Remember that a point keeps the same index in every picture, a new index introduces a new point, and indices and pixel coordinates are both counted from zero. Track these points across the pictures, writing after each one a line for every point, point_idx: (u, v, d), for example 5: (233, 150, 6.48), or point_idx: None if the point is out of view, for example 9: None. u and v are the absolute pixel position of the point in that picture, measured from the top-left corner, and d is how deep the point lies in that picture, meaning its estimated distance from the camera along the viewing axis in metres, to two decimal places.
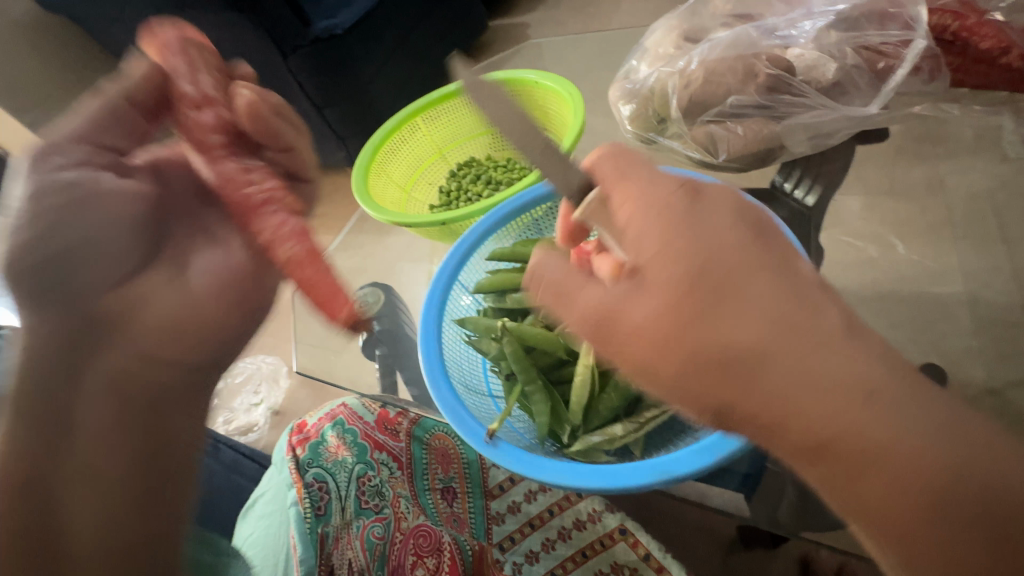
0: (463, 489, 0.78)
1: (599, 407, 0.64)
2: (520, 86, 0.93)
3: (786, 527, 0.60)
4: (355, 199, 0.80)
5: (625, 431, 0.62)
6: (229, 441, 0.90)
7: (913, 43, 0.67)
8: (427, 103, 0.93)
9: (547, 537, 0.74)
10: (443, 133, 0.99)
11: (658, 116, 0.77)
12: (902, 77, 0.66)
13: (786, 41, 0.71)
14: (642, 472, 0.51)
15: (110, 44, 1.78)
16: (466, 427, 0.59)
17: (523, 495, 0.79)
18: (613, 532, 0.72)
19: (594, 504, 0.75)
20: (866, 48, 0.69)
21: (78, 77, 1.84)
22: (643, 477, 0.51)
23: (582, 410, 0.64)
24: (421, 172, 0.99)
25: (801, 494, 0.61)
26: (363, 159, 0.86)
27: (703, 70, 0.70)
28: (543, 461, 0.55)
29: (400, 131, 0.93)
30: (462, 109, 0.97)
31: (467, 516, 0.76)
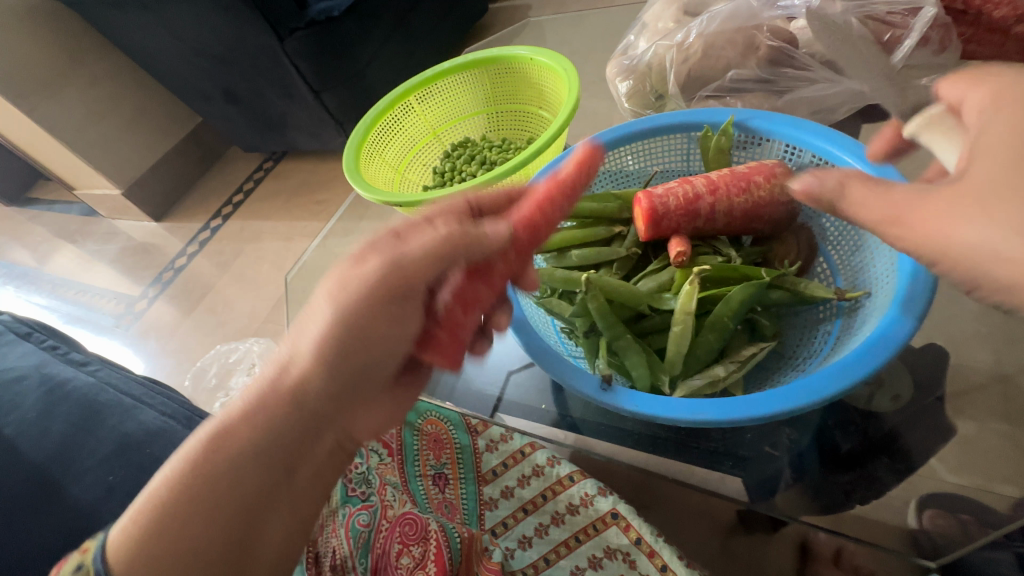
0: (455, 475, 0.78)
1: (698, 351, 0.59)
2: (514, 63, 0.91)
3: (783, 510, 0.56)
4: (346, 179, 0.79)
5: (728, 372, 0.56)
6: None
7: (923, 9, 0.63)
8: (421, 81, 0.91)
9: (539, 522, 0.73)
10: (437, 113, 0.97)
11: (656, 92, 0.76)
12: (910, 49, 0.63)
13: (788, 11, 0.68)
14: (725, 407, 0.47)
15: (109, 29, 1.76)
16: (578, 378, 0.53)
17: (515, 480, 0.77)
18: (604, 517, 0.71)
19: (586, 488, 0.74)
20: (871, 18, 0.66)
21: (77, 63, 1.83)
22: (725, 412, 0.46)
23: (681, 359, 0.58)
24: (415, 152, 0.97)
25: (798, 480, 0.58)
26: (355, 139, 0.85)
27: (703, 43, 0.68)
28: (664, 397, 0.49)
29: (392, 112, 0.91)
30: (456, 88, 0.96)
31: (460, 502, 0.76)
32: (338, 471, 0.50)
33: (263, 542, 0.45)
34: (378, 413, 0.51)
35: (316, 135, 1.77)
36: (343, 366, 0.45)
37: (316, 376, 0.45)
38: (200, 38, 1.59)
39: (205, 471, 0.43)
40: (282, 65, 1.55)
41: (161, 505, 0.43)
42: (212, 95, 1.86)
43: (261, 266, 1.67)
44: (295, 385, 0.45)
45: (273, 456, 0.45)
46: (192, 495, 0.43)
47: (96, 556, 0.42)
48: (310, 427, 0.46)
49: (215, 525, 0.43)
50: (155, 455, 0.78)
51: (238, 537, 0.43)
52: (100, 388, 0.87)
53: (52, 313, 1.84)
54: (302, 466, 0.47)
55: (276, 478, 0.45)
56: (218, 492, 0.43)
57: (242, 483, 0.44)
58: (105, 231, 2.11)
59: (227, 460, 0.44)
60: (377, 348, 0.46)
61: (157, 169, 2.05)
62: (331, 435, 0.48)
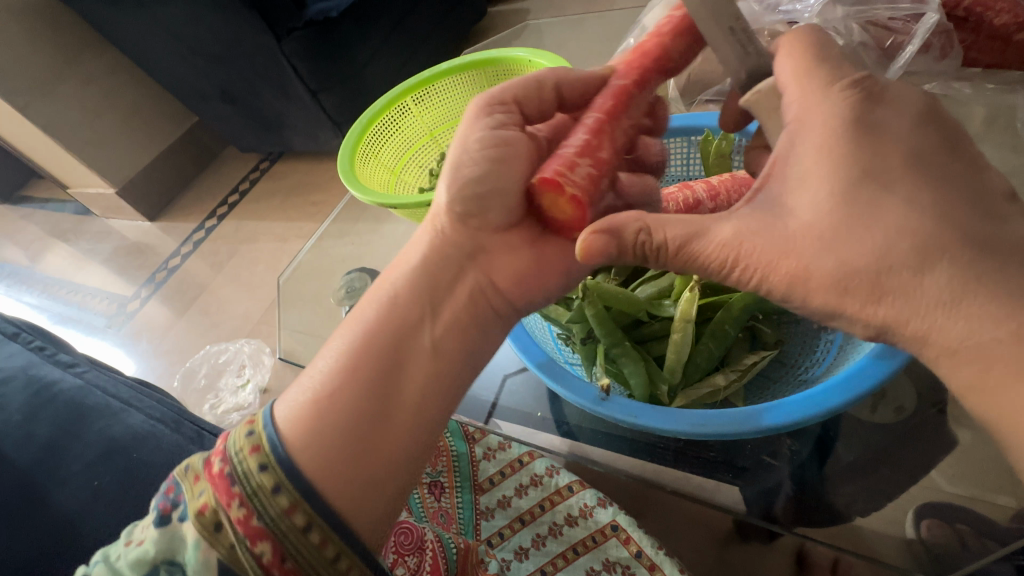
0: (451, 484, 0.75)
1: (696, 359, 0.58)
2: (512, 65, 0.91)
3: (780, 522, 0.56)
4: (341, 180, 0.78)
5: (728, 382, 0.55)
6: (216, 430, 0.81)
7: (925, 16, 0.63)
8: (418, 82, 0.90)
9: (536, 534, 0.72)
10: (434, 114, 0.96)
11: None
12: (912, 53, 0.63)
13: (788, 16, 0.67)
14: (712, 415, 0.46)
15: (105, 27, 1.75)
16: (574, 389, 0.52)
17: (513, 489, 0.76)
18: (604, 528, 0.70)
19: (585, 500, 0.73)
20: (873, 24, 0.65)
21: (73, 61, 1.81)
22: (714, 418, 0.46)
23: (681, 366, 0.57)
24: (411, 154, 0.96)
25: (798, 492, 0.57)
26: (350, 140, 0.84)
27: None
28: (667, 408, 0.48)
29: (389, 112, 0.90)
30: (454, 90, 0.95)
31: (456, 512, 0.73)
32: (478, 327, 0.53)
33: (406, 390, 0.48)
34: (513, 259, 0.53)
35: (313, 136, 1.76)
36: (475, 185, 0.49)
37: (452, 210, 0.52)
38: (197, 37, 1.58)
39: (356, 337, 0.50)
40: (280, 66, 1.54)
41: (321, 382, 0.47)
42: (209, 95, 1.85)
43: (256, 267, 1.66)
44: (432, 236, 0.54)
45: (399, 312, 0.50)
46: (348, 360, 0.48)
47: (268, 426, 0.44)
48: (442, 276, 0.52)
49: (370, 375, 0.47)
50: (141, 459, 0.76)
51: (383, 384, 0.47)
52: (88, 391, 0.86)
53: (42, 313, 1.82)
54: (427, 319, 0.51)
55: (413, 326, 0.50)
56: (365, 351, 0.48)
57: (371, 338, 0.49)
58: (98, 230, 2.09)
59: (361, 322, 0.51)
60: (508, 165, 0.49)
61: (152, 168, 2.03)
62: (468, 278, 0.53)
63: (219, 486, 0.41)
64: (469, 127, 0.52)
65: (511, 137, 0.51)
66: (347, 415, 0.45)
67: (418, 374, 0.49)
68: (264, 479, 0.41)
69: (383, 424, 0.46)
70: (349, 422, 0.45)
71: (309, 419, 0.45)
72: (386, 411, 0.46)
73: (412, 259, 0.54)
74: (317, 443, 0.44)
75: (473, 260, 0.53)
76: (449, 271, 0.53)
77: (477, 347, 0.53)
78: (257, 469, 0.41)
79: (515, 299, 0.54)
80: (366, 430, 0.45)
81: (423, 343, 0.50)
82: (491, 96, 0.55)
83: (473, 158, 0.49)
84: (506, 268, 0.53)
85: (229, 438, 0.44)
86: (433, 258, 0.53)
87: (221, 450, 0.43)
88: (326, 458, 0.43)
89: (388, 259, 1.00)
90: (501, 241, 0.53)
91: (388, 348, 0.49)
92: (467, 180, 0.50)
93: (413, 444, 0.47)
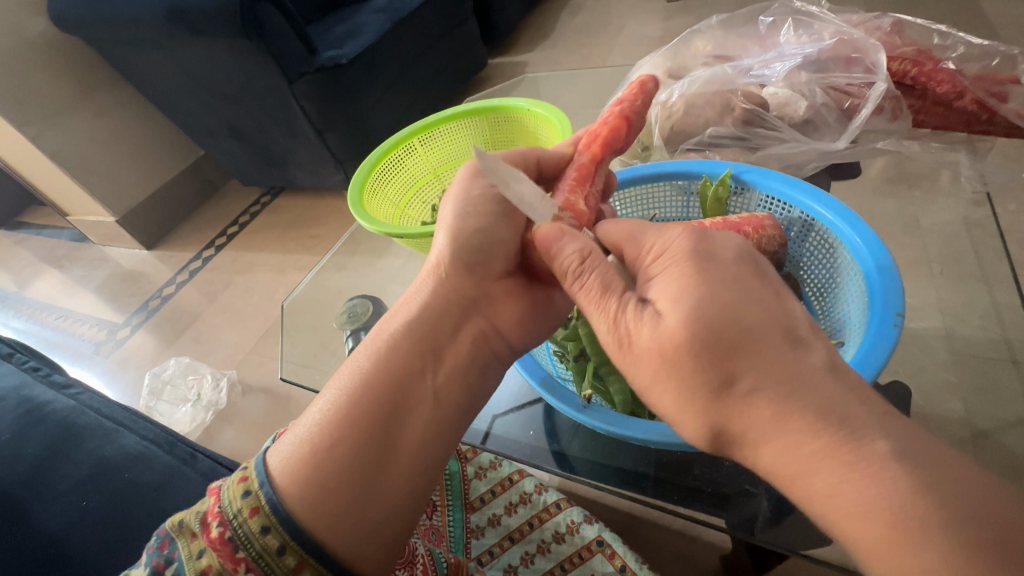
0: (443, 503, 0.72)
1: None
2: (512, 112, 0.98)
3: (762, 536, 0.57)
4: (350, 211, 0.83)
5: None
6: (209, 451, 0.81)
7: (875, 84, 0.70)
8: (424, 125, 0.97)
9: (525, 551, 0.73)
10: (439, 154, 1.03)
11: (643, 144, 0.85)
12: (867, 115, 0.68)
13: (760, 79, 0.76)
14: None
15: (123, 65, 1.84)
16: (559, 395, 0.56)
17: (503, 507, 0.78)
18: (590, 544, 0.72)
19: (572, 516, 0.75)
20: (833, 88, 0.73)
21: (87, 94, 1.88)
22: None
23: None
24: (414, 190, 1.02)
25: (774, 511, 0.59)
26: (359, 175, 0.89)
27: (683, 103, 0.76)
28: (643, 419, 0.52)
29: (396, 152, 0.96)
30: (457, 133, 1.01)
31: (446, 530, 0.71)
32: (478, 370, 0.55)
33: (405, 442, 0.49)
34: (513, 305, 0.57)
35: (316, 172, 1.83)
36: (475, 235, 0.56)
37: (455, 258, 0.56)
38: (211, 76, 1.67)
39: (354, 389, 0.50)
40: (288, 106, 1.62)
41: (322, 429, 0.48)
42: (217, 131, 1.93)
43: (251, 297, 1.68)
44: (435, 284, 0.56)
45: (399, 362, 0.52)
46: (345, 414, 0.48)
47: (265, 484, 0.46)
48: (444, 323, 0.55)
49: (369, 427, 0.48)
50: (132, 480, 0.76)
51: (385, 435, 0.48)
52: (81, 411, 0.86)
53: (28, 338, 1.81)
54: (427, 368, 0.52)
55: (413, 378, 0.51)
56: (364, 404, 0.49)
57: (372, 387, 0.50)
58: (94, 257, 2.11)
59: (361, 370, 0.51)
60: (507, 222, 0.57)
61: (155, 199, 2.08)
62: (470, 324, 0.56)
63: (223, 551, 0.43)
64: (468, 182, 0.58)
65: (508, 199, 0.57)
66: (347, 469, 0.46)
67: (418, 423, 0.50)
68: (270, 538, 0.43)
69: (381, 475, 0.47)
70: (349, 477, 0.46)
71: (305, 471, 0.46)
72: (390, 457, 0.48)
73: (410, 310, 0.55)
74: (315, 497, 0.45)
75: (473, 307, 0.56)
76: (446, 321, 0.55)
77: (476, 390, 0.55)
78: (260, 531, 0.43)
79: (513, 341, 0.58)
80: (366, 483, 0.46)
81: (423, 394, 0.51)
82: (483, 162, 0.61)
83: (474, 214, 0.56)
84: (503, 317, 0.57)
85: (224, 499, 0.46)
86: (430, 311, 0.55)
87: (218, 510, 0.45)
88: (327, 512, 0.45)
89: (385, 290, 1.04)
90: (501, 288, 0.57)
91: (389, 398, 0.50)
92: (466, 234, 0.56)
93: (412, 495, 0.48)
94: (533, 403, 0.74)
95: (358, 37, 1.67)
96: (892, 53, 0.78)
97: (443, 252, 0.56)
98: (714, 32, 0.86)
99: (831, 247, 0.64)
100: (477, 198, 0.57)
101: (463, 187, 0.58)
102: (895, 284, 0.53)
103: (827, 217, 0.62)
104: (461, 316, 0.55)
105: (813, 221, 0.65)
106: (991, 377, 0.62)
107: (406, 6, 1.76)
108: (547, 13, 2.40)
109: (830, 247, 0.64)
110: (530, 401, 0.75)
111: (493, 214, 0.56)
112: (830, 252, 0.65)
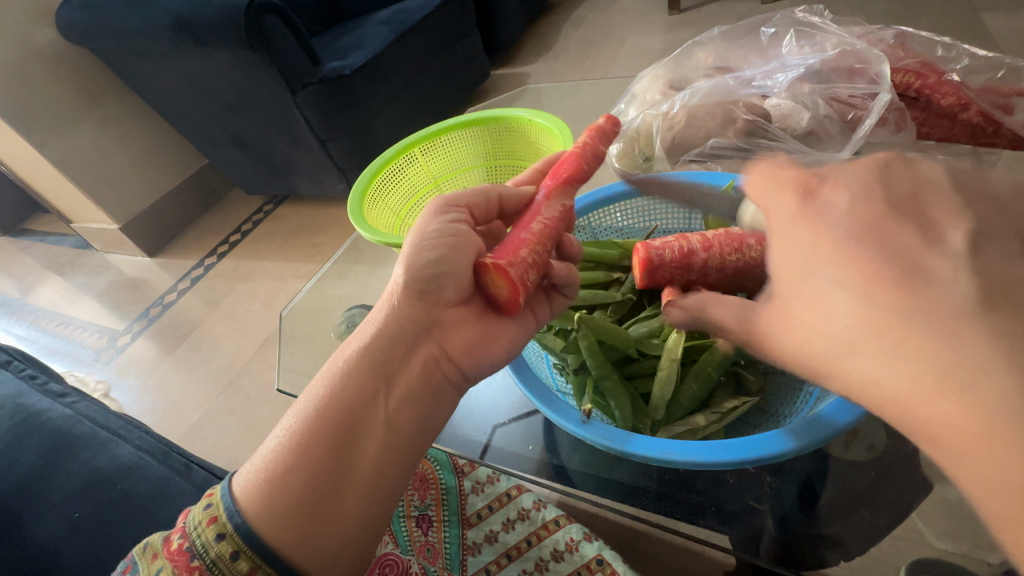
0: (439, 518, 0.72)
1: (680, 398, 0.60)
2: (512, 123, 0.98)
3: (765, 558, 0.55)
4: (350, 221, 0.83)
5: (708, 422, 0.58)
6: (203, 462, 0.80)
7: (879, 95, 0.70)
8: (426, 135, 0.97)
9: (523, 569, 0.72)
10: (440, 163, 1.02)
11: (644, 155, 0.84)
12: (871, 126, 0.68)
13: (762, 90, 0.75)
14: (711, 450, 0.47)
15: (129, 74, 1.85)
16: (558, 409, 0.55)
17: (500, 523, 0.77)
18: (590, 563, 0.71)
19: (571, 534, 0.74)
20: (835, 99, 0.73)
21: (93, 103, 1.89)
22: (713, 455, 0.47)
23: (664, 404, 0.60)
24: (415, 200, 1.02)
25: (780, 533, 0.57)
26: (361, 183, 0.89)
27: (685, 114, 0.75)
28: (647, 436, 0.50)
29: (397, 161, 0.96)
30: (459, 143, 1.02)
31: (442, 546, 0.70)
32: (433, 398, 0.53)
33: (360, 467, 0.47)
34: (465, 331, 0.55)
35: (319, 181, 1.84)
36: (432, 265, 0.53)
37: (409, 287, 0.54)
38: (216, 86, 1.67)
39: (307, 411, 0.49)
40: (293, 115, 1.63)
41: (274, 450, 0.47)
42: (221, 140, 1.94)
43: (252, 305, 1.68)
44: (389, 312, 0.54)
45: (355, 388, 0.50)
46: (298, 439, 0.47)
47: (225, 496, 0.45)
48: (395, 350, 0.53)
49: (322, 452, 0.47)
50: (126, 490, 0.75)
51: (339, 457, 0.47)
52: (75, 421, 0.85)
53: (29, 345, 1.81)
54: (383, 395, 0.51)
55: (366, 403, 0.50)
56: (318, 428, 0.48)
57: (325, 410, 0.49)
58: (97, 264, 2.12)
59: (315, 396, 0.50)
60: (461, 251, 0.54)
61: (158, 207, 2.09)
62: (422, 350, 0.54)
63: (179, 562, 0.42)
64: (425, 220, 0.56)
65: (464, 231, 0.56)
66: (301, 489, 0.45)
67: (373, 445, 0.48)
68: (222, 547, 0.42)
69: (338, 500, 0.46)
70: (300, 499, 0.45)
71: (263, 490, 0.45)
72: (344, 481, 0.47)
73: (364, 335, 0.54)
74: (266, 511, 0.44)
75: (426, 334, 0.54)
76: (399, 347, 0.53)
77: (433, 416, 0.53)
78: (214, 539, 0.43)
79: (467, 368, 0.55)
80: (319, 505, 0.45)
81: (377, 417, 0.50)
82: (447, 198, 0.59)
83: (432, 243, 0.54)
84: (455, 344, 0.54)
85: (188, 514, 0.45)
86: (385, 337, 0.53)
87: (181, 526, 0.45)
88: (278, 527, 0.44)
89: None
90: (454, 315, 0.55)
91: (341, 421, 0.48)
92: (424, 262, 0.53)
93: (366, 519, 0.47)
94: (532, 415, 0.73)
95: (362, 47, 1.69)
96: (895, 65, 0.78)
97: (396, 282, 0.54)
98: (716, 44, 0.86)
99: None
100: (440, 233, 0.55)
101: (422, 223, 0.56)
102: None
103: None
104: (412, 341, 0.53)
105: None
106: None
107: (410, 19, 1.78)
108: (550, 25, 2.42)
109: None
110: (529, 413, 0.74)
111: (448, 246, 0.54)
112: None
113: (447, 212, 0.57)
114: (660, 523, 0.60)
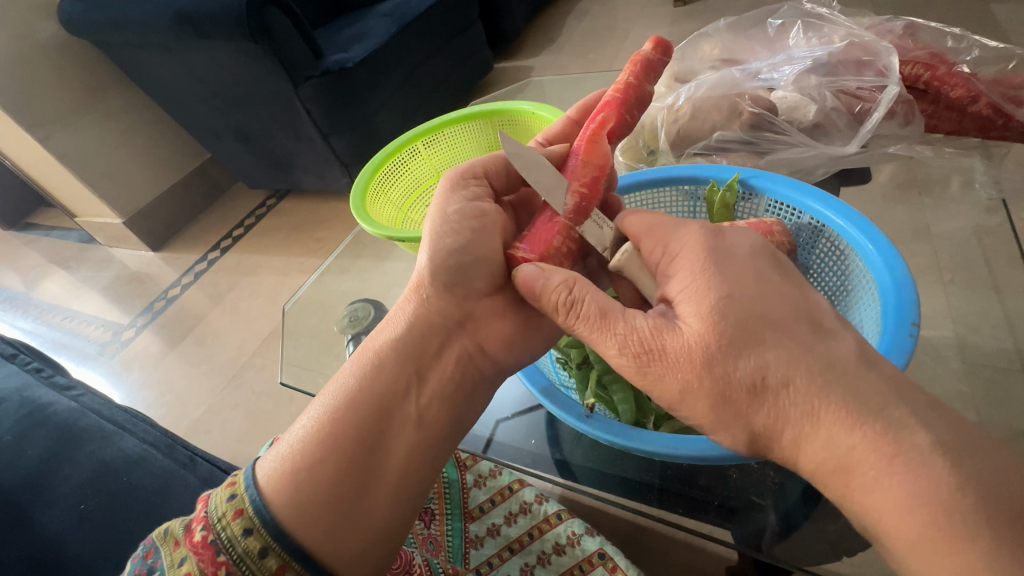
0: (441, 511, 0.73)
1: None
2: (515, 116, 0.98)
3: (768, 552, 0.55)
4: (351, 214, 0.83)
5: None
6: (208, 456, 0.81)
7: (887, 87, 0.69)
8: (428, 128, 0.97)
9: (525, 562, 0.72)
10: (443, 157, 1.02)
11: (648, 148, 0.81)
12: (879, 119, 0.67)
13: (768, 83, 0.75)
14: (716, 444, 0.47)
15: (132, 67, 1.85)
16: (560, 404, 0.55)
17: (501, 517, 0.77)
18: (591, 557, 0.71)
19: (572, 527, 0.74)
20: (843, 92, 0.72)
21: (96, 97, 1.89)
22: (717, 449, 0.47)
23: None
24: (418, 193, 1.02)
25: (782, 526, 0.57)
26: (363, 177, 0.89)
27: (690, 107, 0.74)
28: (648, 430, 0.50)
29: (399, 154, 0.96)
30: (462, 136, 1.01)
31: (444, 540, 0.70)
32: (465, 393, 0.54)
33: (388, 464, 0.49)
34: (501, 325, 0.54)
35: (321, 175, 1.83)
36: (460, 254, 0.52)
37: (437, 280, 0.53)
38: (218, 79, 1.67)
39: (338, 405, 0.50)
40: (295, 109, 1.62)
41: (303, 443, 0.48)
42: (224, 133, 1.93)
43: (256, 299, 1.68)
44: (419, 305, 0.54)
45: (386, 383, 0.51)
46: (328, 431, 0.48)
47: (250, 488, 0.46)
48: (429, 346, 0.53)
49: (350, 449, 0.48)
50: (132, 483, 0.75)
51: (370, 451, 0.48)
52: (81, 413, 0.86)
53: (33, 339, 1.82)
54: (414, 391, 0.52)
55: (398, 399, 0.51)
56: (349, 424, 0.49)
57: (358, 403, 0.50)
58: (101, 259, 2.12)
59: (345, 390, 0.51)
60: (487, 236, 0.53)
61: (162, 201, 2.09)
62: (456, 346, 0.54)
63: (205, 555, 0.42)
64: (444, 200, 0.54)
65: (488, 210, 0.54)
66: (331, 482, 0.46)
67: (402, 443, 0.50)
68: (251, 542, 0.43)
69: (365, 499, 0.47)
70: (330, 494, 0.46)
71: (291, 483, 0.46)
72: (373, 477, 0.48)
73: (395, 328, 0.54)
74: (296, 503, 0.45)
75: (458, 329, 0.54)
76: (431, 341, 0.54)
77: (461, 413, 0.54)
78: (243, 534, 0.43)
79: (503, 360, 0.56)
80: (348, 501, 0.46)
81: (408, 414, 0.51)
82: (462, 170, 0.57)
83: (453, 229, 0.52)
84: (487, 338, 0.55)
85: (210, 504, 0.45)
86: (416, 331, 0.53)
87: (203, 516, 0.44)
88: (309, 520, 0.45)
89: (387, 294, 1.04)
90: (488, 306, 0.54)
91: (373, 417, 0.50)
92: (449, 251, 0.52)
93: (393, 516, 0.48)
94: (535, 409, 0.73)
95: (365, 40, 1.68)
96: (903, 57, 0.78)
97: (425, 271, 0.53)
98: (722, 36, 0.85)
99: (846, 256, 0.60)
100: (466, 216, 0.53)
101: (445, 202, 0.54)
102: (912, 298, 0.50)
103: (838, 223, 0.59)
104: (445, 335, 0.54)
105: (832, 232, 0.61)
106: (1004, 389, 0.61)
107: (413, 12, 1.77)
108: (554, 18, 2.41)
109: (846, 257, 0.60)
110: (533, 408, 0.74)
111: (474, 229, 0.52)
112: (841, 260, 0.61)
113: (468, 192, 0.55)
114: (659, 518, 0.61)
